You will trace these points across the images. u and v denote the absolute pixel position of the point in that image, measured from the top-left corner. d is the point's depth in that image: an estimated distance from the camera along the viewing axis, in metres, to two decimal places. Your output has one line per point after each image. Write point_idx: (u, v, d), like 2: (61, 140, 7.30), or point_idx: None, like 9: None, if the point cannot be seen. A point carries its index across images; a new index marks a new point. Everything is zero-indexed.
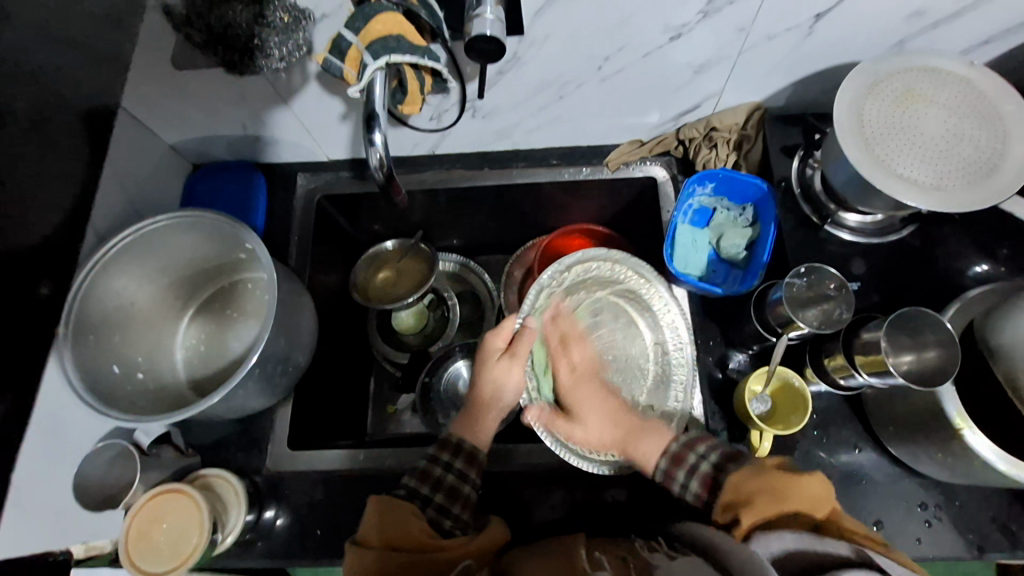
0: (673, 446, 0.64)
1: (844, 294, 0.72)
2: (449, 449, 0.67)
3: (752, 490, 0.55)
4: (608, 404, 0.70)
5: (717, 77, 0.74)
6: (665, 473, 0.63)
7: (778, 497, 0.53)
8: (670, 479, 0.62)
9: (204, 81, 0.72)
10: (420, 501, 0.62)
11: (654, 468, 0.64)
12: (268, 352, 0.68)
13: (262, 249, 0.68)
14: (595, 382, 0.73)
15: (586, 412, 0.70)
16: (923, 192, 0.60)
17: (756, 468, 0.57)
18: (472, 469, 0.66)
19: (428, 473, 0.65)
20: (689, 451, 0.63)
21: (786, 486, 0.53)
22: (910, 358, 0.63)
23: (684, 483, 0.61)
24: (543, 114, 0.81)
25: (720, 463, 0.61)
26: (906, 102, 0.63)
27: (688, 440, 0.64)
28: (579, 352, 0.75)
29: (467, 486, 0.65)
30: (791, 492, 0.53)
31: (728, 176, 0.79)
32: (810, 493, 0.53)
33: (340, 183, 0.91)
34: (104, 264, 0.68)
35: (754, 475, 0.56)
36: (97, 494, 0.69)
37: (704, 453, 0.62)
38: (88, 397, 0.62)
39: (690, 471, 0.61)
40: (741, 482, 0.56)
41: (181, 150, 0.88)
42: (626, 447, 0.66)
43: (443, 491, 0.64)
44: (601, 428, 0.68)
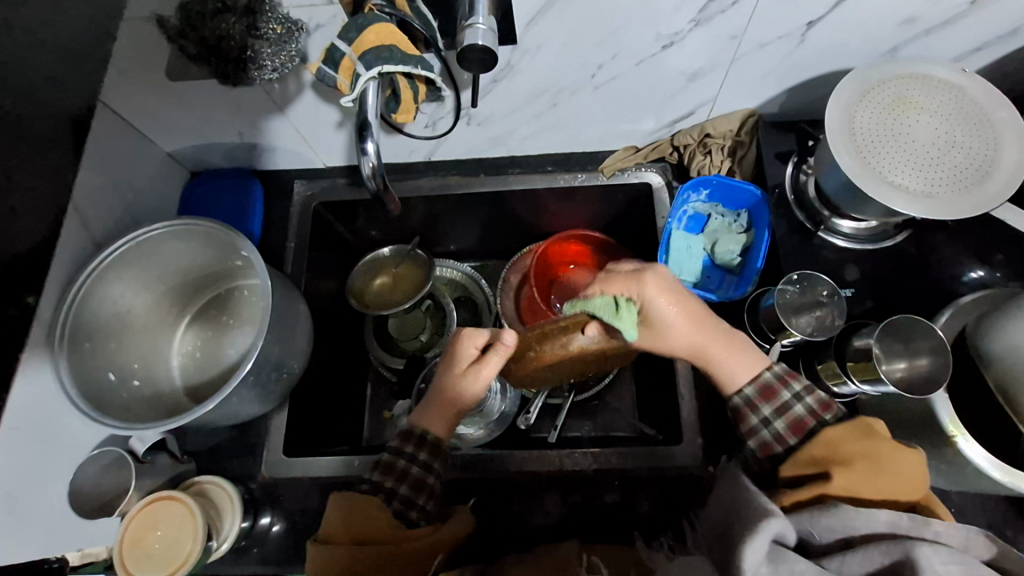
0: (765, 376, 0.61)
1: (836, 300, 0.70)
2: (412, 441, 0.65)
3: (850, 454, 0.52)
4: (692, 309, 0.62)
5: (710, 84, 0.74)
6: (748, 401, 0.61)
7: (880, 469, 0.51)
8: (749, 409, 0.61)
9: (200, 90, 0.72)
10: (385, 494, 0.62)
11: (739, 392, 0.62)
12: (262, 359, 0.68)
13: (257, 256, 0.68)
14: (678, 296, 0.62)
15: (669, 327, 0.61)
16: (915, 199, 0.60)
17: (857, 428, 0.54)
18: (436, 462, 0.65)
19: (391, 464, 0.63)
20: (782, 387, 0.60)
21: (890, 459, 0.51)
22: (902, 366, 0.61)
23: (766, 417, 0.60)
24: (538, 121, 0.81)
25: (814, 408, 0.58)
26: (898, 109, 0.64)
27: (782, 374, 0.61)
28: (660, 275, 0.61)
29: (431, 477, 0.64)
30: (891, 466, 0.51)
31: (722, 182, 0.80)
32: (909, 470, 0.51)
33: (337, 190, 0.91)
34: (100, 272, 0.69)
35: (856, 438, 0.53)
36: (93, 501, 0.70)
37: (799, 391, 0.60)
38: (82, 404, 0.62)
39: (781, 409, 0.59)
40: (838, 440, 0.54)
41: (178, 157, 0.88)
42: (710, 359, 0.62)
43: (408, 482, 0.63)
44: (686, 336, 0.61)
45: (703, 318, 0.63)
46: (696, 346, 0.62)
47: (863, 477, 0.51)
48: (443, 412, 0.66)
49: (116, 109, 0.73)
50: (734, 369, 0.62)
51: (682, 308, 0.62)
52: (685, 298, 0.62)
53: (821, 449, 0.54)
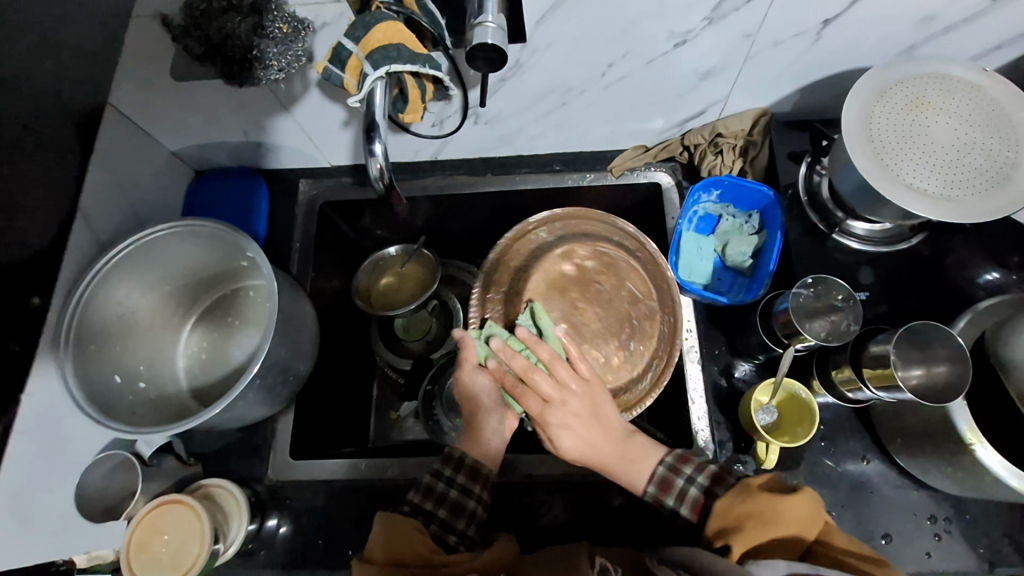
0: (659, 470, 0.62)
1: (852, 305, 0.69)
2: (452, 465, 0.66)
3: (738, 516, 0.52)
4: (596, 421, 0.64)
5: (722, 83, 0.73)
6: (654, 498, 0.61)
7: (765, 523, 0.51)
8: (658, 505, 0.61)
9: (204, 90, 0.71)
10: (424, 517, 0.62)
11: (643, 491, 0.62)
12: (268, 362, 0.68)
13: (263, 257, 0.68)
14: (586, 399, 0.65)
15: (565, 436, 0.64)
16: (933, 202, 0.59)
17: (740, 488, 0.54)
18: (475, 485, 0.65)
19: (432, 488, 0.64)
20: (676, 475, 0.61)
21: (771, 511, 0.51)
22: (919, 372, 0.62)
23: (673, 508, 0.60)
24: (546, 120, 0.80)
25: (707, 485, 0.59)
26: (916, 110, 0.62)
27: (673, 462, 0.62)
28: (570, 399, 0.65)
29: (471, 501, 0.64)
30: (777, 516, 0.51)
31: (734, 183, 0.78)
32: (796, 516, 0.51)
33: (342, 189, 0.90)
34: (105, 274, 0.68)
35: (741, 498, 0.53)
36: (100, 504, 0.69)
37: (690, 474, 0.60)
38: (88, 407, 0.61)
39: (680, 498, 0.60)
40: (727, 506, 0.54)
41: (183, 156, 0.87)
42: (616, 468, 0.63)
43: (447, 506, 0.63)
44: (596, 455, 0.63)
45: (607, 431, 0.64)
46: (598, 455, 0.63)
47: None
48: (478, 432, 0.68)
49: (117, 107, 0.72)
50: (635, 472, 0.62)
51: (581, 419, 0.64)
52: (586, 416, 0.64)
53: (718, 522, 0.54)
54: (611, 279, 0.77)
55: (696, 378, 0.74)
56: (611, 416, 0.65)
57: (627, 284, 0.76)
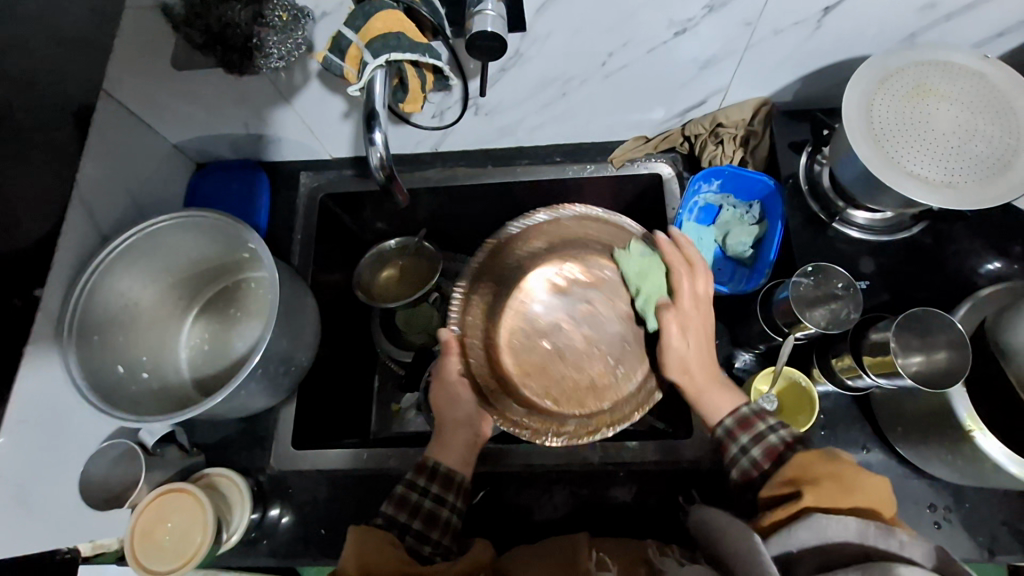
0: (742, 409, 0.61)
1: (852, 293, 0.69)
2: (425, 474, 0.65)
3: (818, 475, 0.51)
4: (707, 335, 0.64)
5: (722, 73, 0.73)
6: (728, 430, 0.61)
7: (846, 489, 0.50)
8: (731, 439, 0.60)
9: (205, 80, 0.71)
10: (398, 529, 0.61)
11: (720, 424, 0.61)
12: (269, 352, 0.68)
13: (264, 248, 0.68)
14: (706, 316, 0.64)
15: (685, 341, 0.63)
16: (935, 190, 0.59)
17: (826, 453, 0.53)
18: (450, 494, 0.64)
19: (406, 497, 0.63)
20: (759, 419, 0.60)
21: (855, 480, 0.50)
22: (919, 359, 0.62)
23: (744, 445, 0.59)
24: (546, 111, 0.80)
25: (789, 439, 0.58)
26: (917, 98, 0.62)
27: (760, 408, 0.61)
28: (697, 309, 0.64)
29: (445, 510, 0.63)
30: (857, 484, 0.50)
31: (735, 173, 0.78)
32: (875, 492, 0.50)
33: (343, 181, 0.91)
34: (108, 264, 0.68)
35: (824, 460, 0.52)
36: (102, 493, 0.70)
37: (774, 425, 0.59)
38: (91, 396, 0.62)
39: (754, 438, 0.59)
40: (807, 462, 0.53)
41: (184, 149, 0.88)
42: (705, 390, 0.62)
43: (421, 516, 0.62)
44: (699, 370, 0.62)
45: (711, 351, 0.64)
46: (701, 368, 0.62)
47: (833, 496, 0.49)
48: (449, 440, 0.67)
49: (115, 98, 0.72)
50: (718, 401, 0.62)
51: (702, 331, 0.64)
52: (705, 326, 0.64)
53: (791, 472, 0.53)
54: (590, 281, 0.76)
55: None
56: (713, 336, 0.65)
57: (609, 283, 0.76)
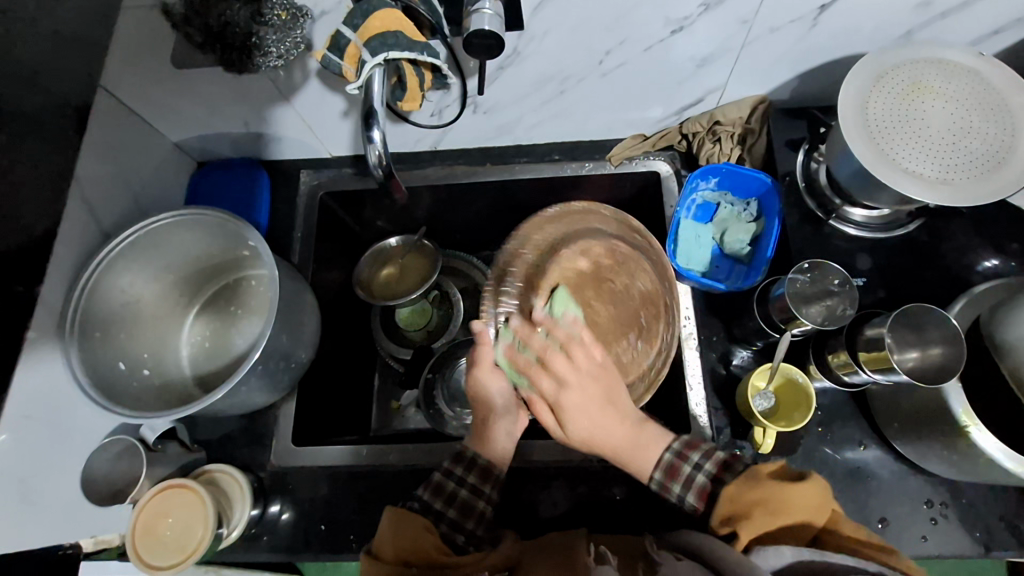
0: (664, 457, 0.61)
1: (847, 290, 0.70)
2: (463, 465, 0.66)
3: (748, 503, 0.53)
4: (599, 405, 0.63)
5: (718, 71, 0.73)
6: (660, 484, 0.61)
7: (775, 512, 0.52)
8: (666, 490, 0.60)
9: (206, 78, 0.72)
10: (433, 516, 0.62)
11: (651, 479, 0.62)
12: (270, 348, 0.69)
13: (265, 246, 0.68)
14: (600, 386, 0.64)
15: (576, 420, 0.62)
16: (929, 186, 0.59)
17: (749, 475, 0.55)
18: (486, 485, 0.65)
19: (442, 487, 0.64)
20: (683, 462, 0.60)
21: (780, 499, 0.52)
22: (914, 355, 0.62)
23: (679, 495, 0.60)
24: (544, 109, 0.80)
25: (715, 473, 0.59)
26: (912, 95, 0.62)
27: (680, 449, 0.61)
28: (574, 389, 0.63)
29: (481, 502, 0.64)
30: (787, 504, 0.52)
31: (731, 171, 0.78)
32: (805, 503, 0.52)
33: (343, 180, 0.91)
34: (109, 261, 0.69)
35: (749, 486, 0.54)
36: (107, 490, 0.71)
37: (698, 461, 0.60)
38: (92, 392, 0.62)
39: (685, 485, 0.59)
40: (737, 493, 0.54)
41: (185, 148, 0.88)
42: (626, 454, 0.62)
43: (456, 506, 0.63)
44: (607, 441, 0.62)
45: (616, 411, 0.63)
46: (606, 437, 0.62)
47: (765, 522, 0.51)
48: (487, 432, 0.68)
49: (111, 91, 0.73)
50: (642, 459, 0.62)
51: (592, 402, 0.63)
52: (591, 391, 0.63)
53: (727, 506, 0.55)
54: (621, 277, 0.77)
55: (694, 365, 0.74)
56: (619, 395, 0.64)
57: (636, 282, 0.76)
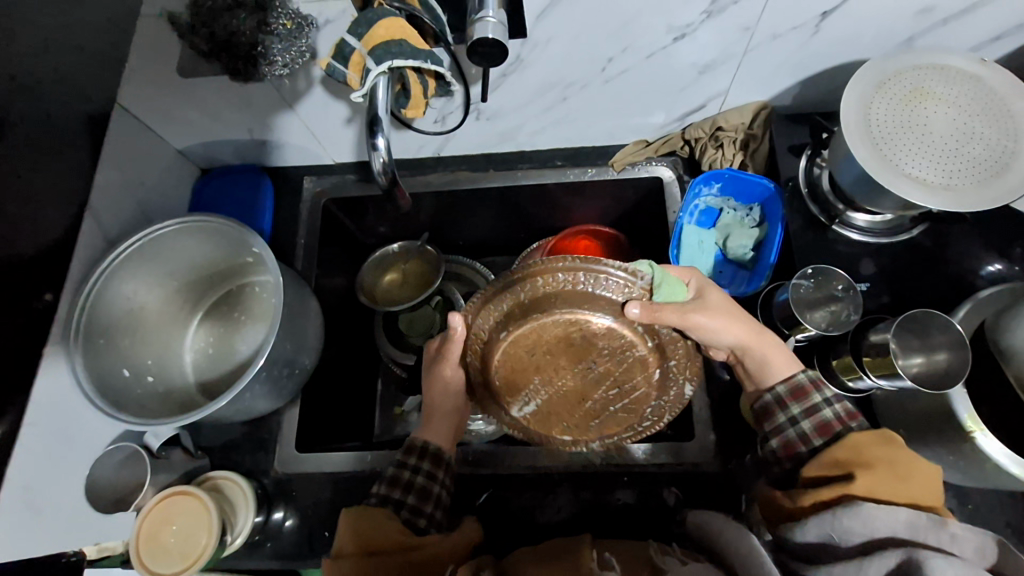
0: (800, 377, 0.63)
1: (851, 295, 0.69)
2: (415, 454, 0.67)
3: (870, 460, 0.52)
4: (734, 316, 0.62)
5: (721, 76, 0.73)
6: (780, 397, 0.63)
7: (899, 477, 0.50)
8: (779, 406, 0.63)
9: (210, 87, 0.73)
10: (393, 505, 0.62)
11: (773, 387, 0.64)
12: (274, 355, 0.69)
13: (268, 253, 0.68)
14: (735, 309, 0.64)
15: (714, 317, 0.61)
16: (933, 192, 0.60)
17: (883, 436, 0.54)
18: (440, 471, 0.66)
19: (398, 478, 0.65)
20: (813, 390, 0.62)
21: (909, 469, 0.50)
22: (919, 361, 0.62)
23: (794, 416, 0.62)
24: (547, 115, 0.80)
25: (843, 416, 0.60)
26: (914, 101, 0.63)
27: (817, 378, 0.63)
28: (719, 293, 0.64)
29: (436, 486, 0.65)
30: (909, 475, 0.50)
31: (733, 176, 0.78)
32: (925, 483, 0.50)
33: (346, 187, 0.91)
34: (114, 268, 0.69)
35: (881, 445, 0.52)
36: (109, 496, 0.70)
37: (828, 398, 0.61)
38: (97, 400, 0.62)
39: (807, 411, 0.61)
40: (862, 444, 0.53)
41: (189, 155, 0.89)
42: (758, 343, 0.63)
43: (414, 492, 0.64)
44: (728, 333, 0.62)
45: (743, 318, 0.64)
46: (733, 332, 0.62)
47: (885, 481, 0.50)
48: (429, 421, 0.70)
49: (124, 105, 0.74)
50: (777, 366, 0.64)
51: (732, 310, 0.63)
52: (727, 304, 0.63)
53: (843, 452, 0.54)
54: (605, 362, 0.65)
55: None
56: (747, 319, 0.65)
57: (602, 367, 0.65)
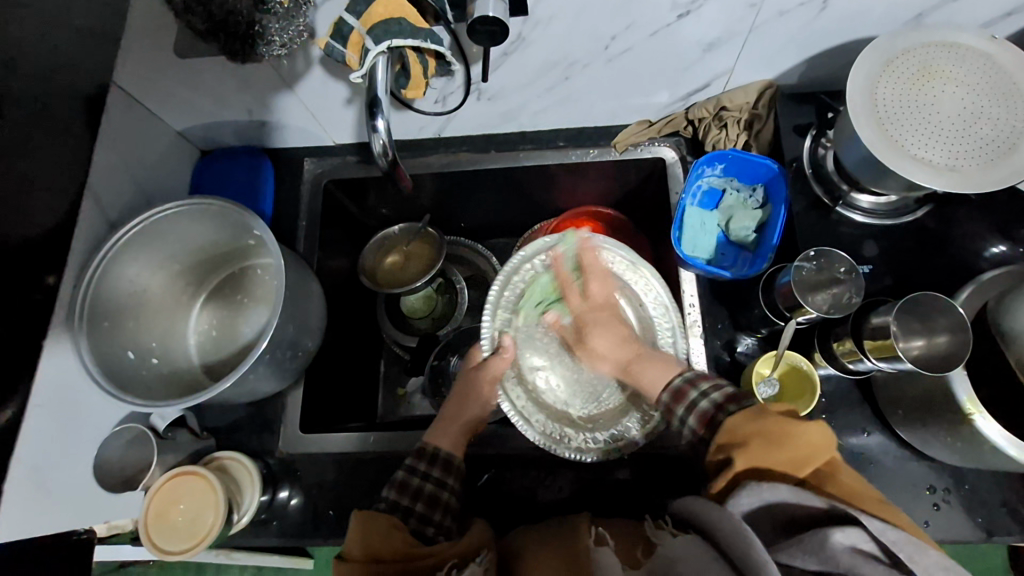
0: (675, 381, 0.64)
1: (853, 278, 0.69)
2: (425, 459, 0.69)
3: (746, 435, 0.52)
4: (619, 332, 0.73)
5: (727, 54, 0.72)
6: (667, 406, 0.64)
7: (776, 446, 0.50)
8: (671, 412, 0.63)
9: (207, 67, 0.72)
10: (402, 513, 0.63)
11: (659, 397, 0.65)
12: (277, 337, 0.69)
13: (269, 236, 0.68)
14: (610, 314, 0.75)
15: (598, 339, 0.73)
16: (937, 173, 0.59)
17: (756, 411, 0.53)
18: (450, 477, 0.68)
19: (407, 483, 0.66)
20: (690, 388, 0.62)
21: (786, 433, 0.50)
22: (920, 343, 0.62)
23: (683, 417, 0.61)
24: (548, 95, 0.79)
25: (721, 402, 0.59)
26: (922, 80, 0.61)
27: (692, 377, 0.64)
28: (603, 299, 0.75)
29: (445, 492, 0.66)
30: (787, 440, 0.50)
31: (738, 157, 0.77)
32: (807, 441, 0.50)
33: (346, 168, 0.91)
34: (115, 253, 0.69)
35: (755, 418, 0.53)
36: (118, 475, 0.72)
37: (706, 391, 0.61)
38: (103, 381, 0.63)
39: (688, 408, 0.61)
40: (738, 425, 0.53)
41: (188, 136, 0.88)
42: (637, 370, 0.68)
43: (422, 500, 0.65)
44: (612, 356, 0.72)
45: (628, 337, 0.72)
46: (617, 359, 0.71)
47: (762, 456, 0.50)
48: (446, 427, 0.73)
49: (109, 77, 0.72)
50: (655, 378, 0.66)
51: (609, 323, 0.74)
52: (611, 314, 0.75)
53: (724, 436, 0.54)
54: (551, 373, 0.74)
55: (698, 352, 0.75)
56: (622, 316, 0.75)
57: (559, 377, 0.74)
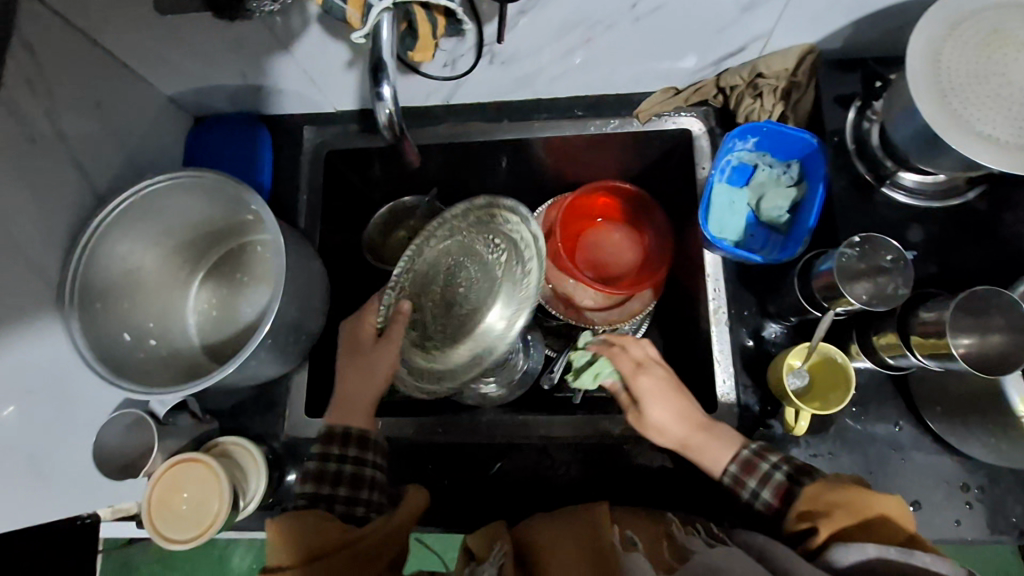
0: (742, 453, 0.60)
1: (900, 266, 0.63)
2: (337, 442, 0.64)
3: (830, 503, 0.52)
4: (680, 398, 0.64)
5: (766, 16, 0.65)
6: (734, 478, 0.60)
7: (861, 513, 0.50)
8: (739, 485, 0.59)
9: (196, 26, 0.66)
10: (325, 502, 0.61)
11: (724, 472, 0.61)
12: (278, 321, 0.65)
13: (267, 212, 0.63)
14: (673, 381, 0.65)
15: (660, 411, 0.63)
16: (1006, 152, 0.53)
17: (835, 480, 0.54)
18: (369, 453, 0.65)
19: (324, 471, 0.63)
20: (761, 460, 0.59)
21: (868, 503, 0.50)
22: (969, 341, 0.56)
23: (754, 489, 0.58)
24: (566, 59, 0.72)
25: (793, 474, 0.57)
26: (991, 46, 0.55)
27: (759, 448, 0.60)
28: (659, 371, 0.65)
29: (368, 469, 0.64)
30: (870, 509, 0.50)
31: (773, 130, 0.71)
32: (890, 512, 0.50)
33: (348, 137, 0.85)
34: (105, 229, 0.65)
35: (833, 486, 0.53)
36: (117, 461, 0.68)
37: (776, 462, 0.59)
38: (97, 366, 0.60)
39: (761, 481, 0.58)
40: (816, 492, 0.53)
41: (179, 102, 0.82)
42: (697, 444, 0.62)
43: (344, 481, 0.63)
44: (673, 427, 0.63)
45: (686, 403, 0.64)
46: (677, 435, 0.62)
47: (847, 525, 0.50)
48: (350, 405, 0.66)
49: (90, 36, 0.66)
50: (714, 457, 0.61)
51: (669, 391, 0.64)
52: (665, 387, 0.64)
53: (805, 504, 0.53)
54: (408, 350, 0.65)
55: (721, 341, 0.71)
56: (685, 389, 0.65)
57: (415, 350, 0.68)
